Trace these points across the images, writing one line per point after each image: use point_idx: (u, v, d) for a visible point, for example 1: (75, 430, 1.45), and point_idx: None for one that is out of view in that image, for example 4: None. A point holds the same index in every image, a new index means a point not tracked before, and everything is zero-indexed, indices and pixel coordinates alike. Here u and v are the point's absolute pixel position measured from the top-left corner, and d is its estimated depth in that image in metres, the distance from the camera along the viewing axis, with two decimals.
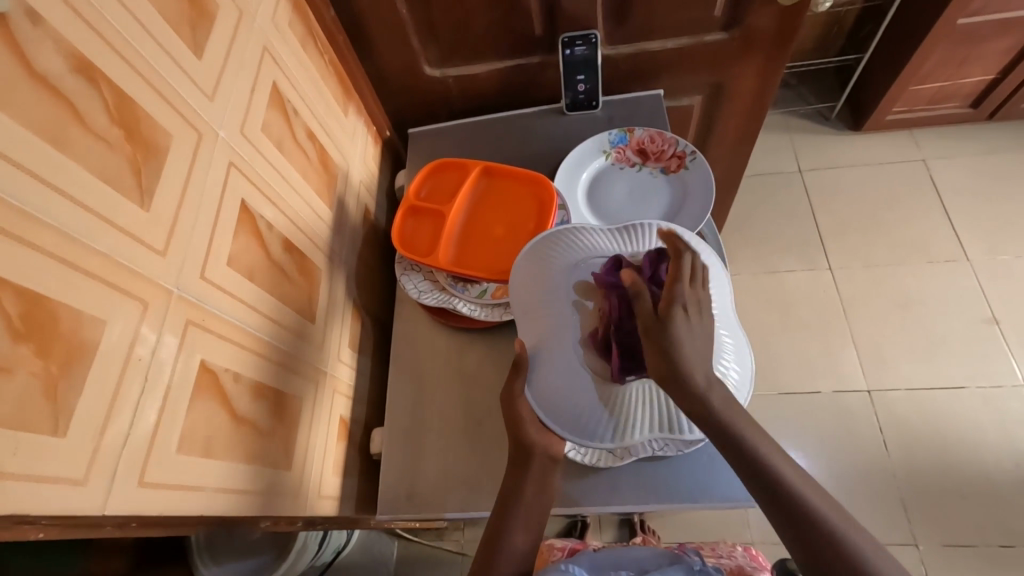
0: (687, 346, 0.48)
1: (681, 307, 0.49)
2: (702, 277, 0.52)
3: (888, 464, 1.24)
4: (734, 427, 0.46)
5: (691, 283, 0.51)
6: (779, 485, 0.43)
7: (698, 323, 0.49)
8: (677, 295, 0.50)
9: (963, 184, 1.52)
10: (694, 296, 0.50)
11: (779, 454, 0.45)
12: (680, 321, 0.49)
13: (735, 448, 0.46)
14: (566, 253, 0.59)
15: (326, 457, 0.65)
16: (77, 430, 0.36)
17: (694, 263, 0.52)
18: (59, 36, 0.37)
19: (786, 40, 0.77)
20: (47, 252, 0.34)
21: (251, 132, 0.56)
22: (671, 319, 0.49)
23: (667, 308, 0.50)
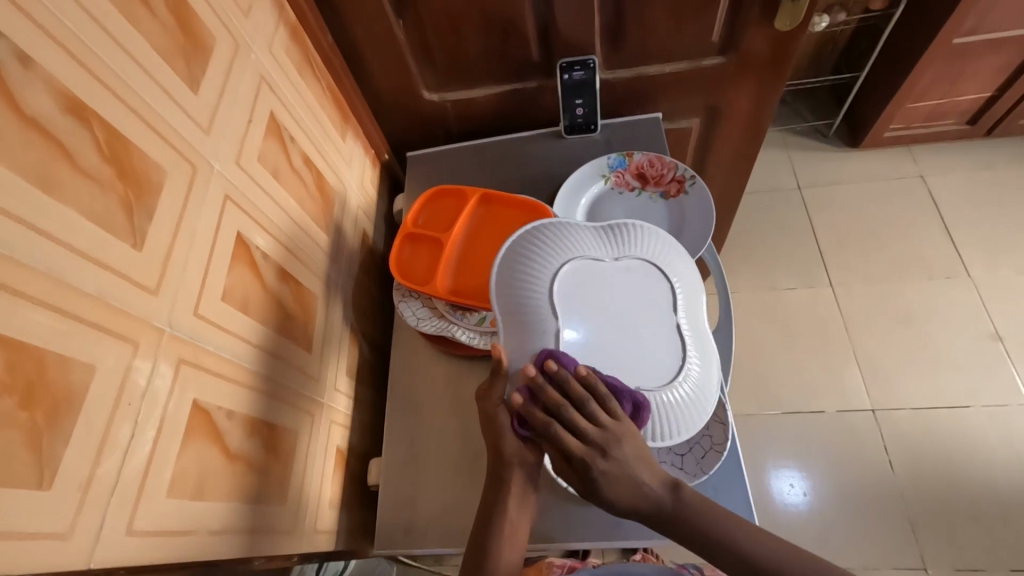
0: (623, 492, 0.52)
1: (595, 470, 0.52)
2: (590, 419, 0.52)
3: (894, 484, 1.22)
4: (681, 507, 0.51)
5: (583, 438, 0.52)
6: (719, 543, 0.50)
7: (615, 469, 0.51)
8: (585, 465, 0.52)
9: (962, 200, 1.52)
10: (596, 447, 0.52)
11: (726, 518, 0.51)
12: (603, 483, 0.52)
13: (684, 525, 0.51)
14: (556, 251, 0.60)
15: (322, 490, 0.64)
16: (62, 481, 0.35)
17: (570, 420, 0.52)
18: (51, 77, 0.36)
19: (782, 63, 0.77)
20: (32, 296, 0.34)
21: (247, 162, 0.56)
22: (594, 486, 0.52)
23: (585, 474, 0.52)
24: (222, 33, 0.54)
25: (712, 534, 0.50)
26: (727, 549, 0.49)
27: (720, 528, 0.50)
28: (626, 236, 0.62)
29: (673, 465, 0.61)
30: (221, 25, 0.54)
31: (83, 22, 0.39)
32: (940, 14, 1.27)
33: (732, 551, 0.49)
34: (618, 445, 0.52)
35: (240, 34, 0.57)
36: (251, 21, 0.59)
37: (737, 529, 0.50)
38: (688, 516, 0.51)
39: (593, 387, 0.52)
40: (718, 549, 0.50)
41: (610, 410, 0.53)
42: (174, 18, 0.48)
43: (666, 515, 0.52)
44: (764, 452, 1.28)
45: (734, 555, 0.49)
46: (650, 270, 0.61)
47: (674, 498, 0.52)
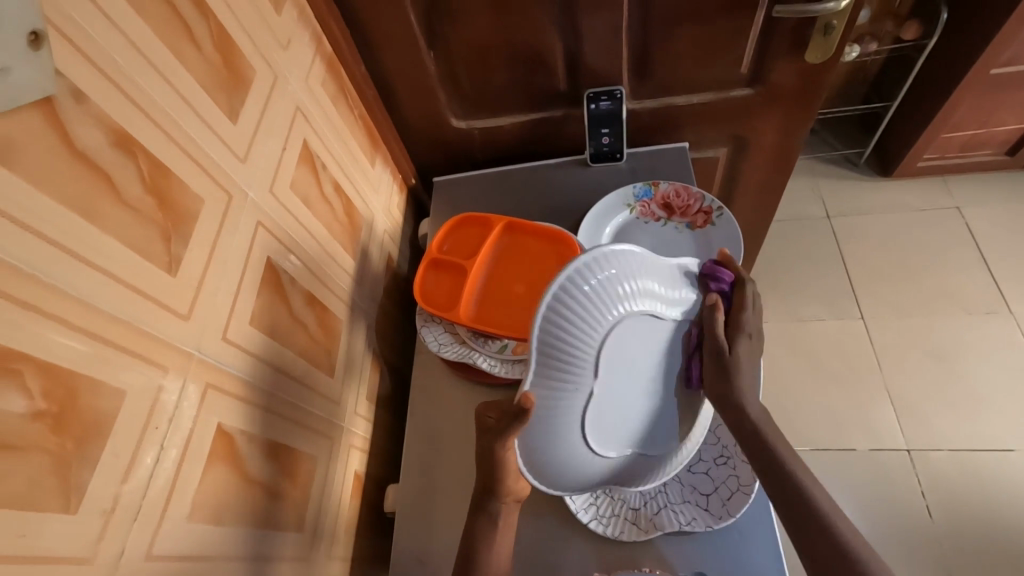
0: (749, 374, 0.54)
1: (746, 335, 0.56)
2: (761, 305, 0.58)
3: (932, 532, 1.15)
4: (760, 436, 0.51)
5: (753, 310, 0.57)
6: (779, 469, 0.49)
7: (755, 348, 0.56)
8: (743, 327, 0.56)
9: (1001, 233, 1.46)
10: (756, 324, 0.57)
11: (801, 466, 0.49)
12: (746, 349, 0.55)
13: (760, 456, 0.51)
14: (619, 298, 0.52)
15: (338, 516, 0.63)
16: (88, 506, 0.35)
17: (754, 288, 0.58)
18: (101, 113, 0.38)
19: (813, 95, 0.76)
20: (69, 323, 0.35)
21: (279, 189, 0.57)
22: (740, 351, 0.54)
23: (734, 338, 0.55)
24: (262, 66, 0.56)
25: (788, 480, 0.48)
26: (802, 500, 0.47)
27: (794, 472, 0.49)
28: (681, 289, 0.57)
29: (697, 505, 0.60)
30: (261, 59, 0.56)
31: (133, 58, 0.41)
32: (976, 43, 1.25)
33: (804, 500, 0.47)
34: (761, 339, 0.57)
35: (279, 67, 0.59)
36: (289, 54, 0.62)
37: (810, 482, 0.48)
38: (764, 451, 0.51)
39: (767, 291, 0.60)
40: (793, 492, 0.48)
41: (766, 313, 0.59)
42: (219, 53, 0.50)
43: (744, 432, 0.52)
44: None
45: (804, 503, 0.47)
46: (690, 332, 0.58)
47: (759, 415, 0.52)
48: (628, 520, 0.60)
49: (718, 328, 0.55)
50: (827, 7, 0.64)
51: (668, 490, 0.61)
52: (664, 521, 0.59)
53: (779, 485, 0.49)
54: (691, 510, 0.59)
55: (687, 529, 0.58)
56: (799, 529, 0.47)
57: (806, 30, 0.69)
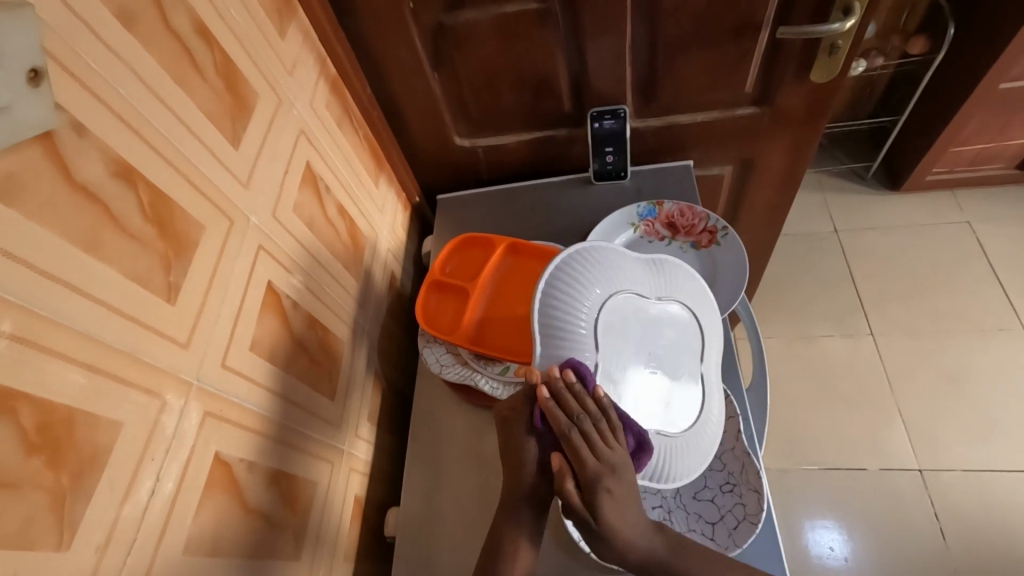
0: (618, 525, 0.49)
1: (602, 487, 0.49)
2: (604, 436, 0.51)
3: (946, 556, 1.13)
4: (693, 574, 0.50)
5: (596, 451, 0.50)
6: None
7: (621, 490, 0.50)
8: (593, 481, 0.49)
9: (1013, 249, 1.44)
10: (606, 465, 0.50)
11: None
12: (608, 503, 0.49)
13: None
14: (606, 283, 0.60)
15: (338, 541, 0.62)
16: (81, 542, 0.35)
17: (588, 422, 0.51)
18: (102, 144, 0.38)
19: (818, 114, 0.76)
20: (69, 357, 0.34)
21: (282, 213, 0.57)
22: (603, 512, 0.49)
23: (587, 499, 0.50)
24: (266, 91, 0.57)
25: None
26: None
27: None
28: (670, 276, 0.63)
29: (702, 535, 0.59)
30: (265, 83, 0.57)
31: (136, 89, 0.41)
32: (983, 59, 1.24)
33: None
34: (617, 474, 0.50)
35: (284, 91, 0.60)
36: (294, 78, 0.62)
37: None
38: None
39: (606, 410, 0.53)
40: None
41: (614, 437, 0.51)
42: (223, 80, 0.51)
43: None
44: (797, 505, 1.22)
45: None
46: (688, 316, 0.62)
47: (663, 553, 0.50)
48: None
49: (574, 497, 0.50)
50: (832, 28, 0.64)
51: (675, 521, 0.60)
52: None
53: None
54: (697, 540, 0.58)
55: None
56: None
57: (812, 50, 0.68)
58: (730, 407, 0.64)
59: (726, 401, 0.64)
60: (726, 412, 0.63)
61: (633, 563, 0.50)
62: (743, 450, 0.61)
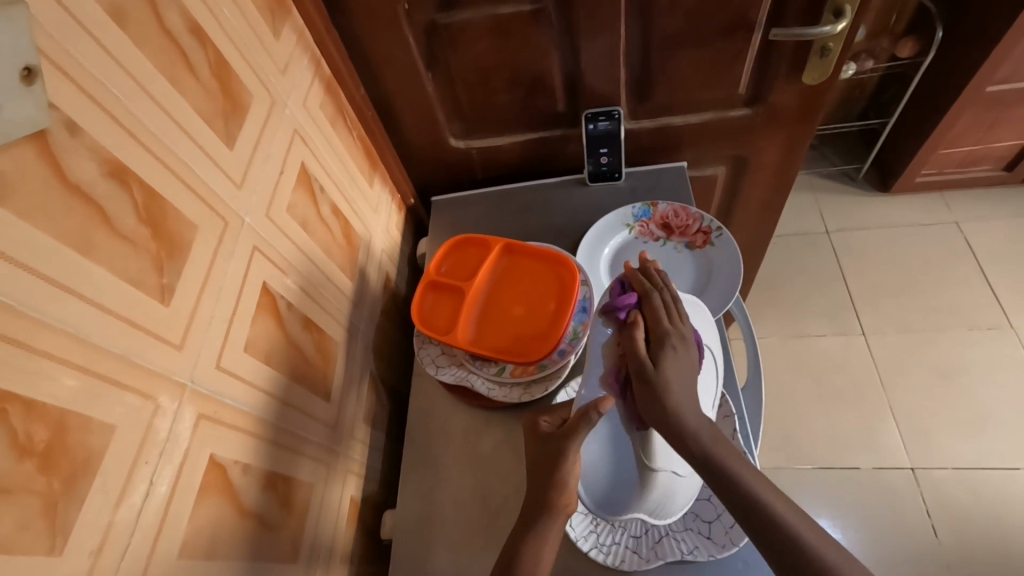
0: (676, 379, 0.51)
1: (668, 343, 0.53)
2: (678, 313, 0.56)
3: (939, 552, 1.13)
4: (735, 480, 0.46)
5: (670, 318, 0.56)
6: (748, 497, 0.45)
7: (683, 357, 0.53)
8: (662, 336, 0.54)
9: (1002, 248, 1.46)
10: (677, 332, 0.55)
11: (785, 506, 0.45)
12: (671, 357, 0.52)
13: (725, 488, 0.46)
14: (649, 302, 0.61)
15: (335, 544, 0.62)
16: (73, 547, 0.34)
17: (670, 296, 0.57)
18: (95, 144, 0.38)
19: (810, 115, 0.77)
20: (62, 360, 0.34)
21: (276, 214, 0.57)
22: (664, 362, 0.52)
23: (656, 348, 0.54)
24: (260, 91, 0.56)
25: (783, 532, 0.44)
26: (797, 550, 0.43)
27: (781, 517, 0.44)
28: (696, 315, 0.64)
29: (699, 533, 0.59)
30: (260, 84, 0.57)
31: (130, 89, 0.41)
32: (971, 61, 1.26)
33: (792, 541, 0.43)
34: (686, 339, 0.54)
35: (277, 92, 0.60)
36: (288, 78, 0.62)
37: (786, 509, 0.45)
38: (729, 482, 0.46)
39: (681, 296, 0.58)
40: (787, 539, 0.43)
41: (689, 317, 0.57)
42: (217, 81, 0.50)
43: (704, 469, 0.47)
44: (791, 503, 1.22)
45: (800, 549, 0.43)
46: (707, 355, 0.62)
47: (709, 440, 0.48)
48: (628, 549, 0.59)
49: (638, 344, 0.54)
50: (822, 30, 0.64)
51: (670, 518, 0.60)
52: (665, 550, 0.58)
53: (768, 531, 0.44)
54: (693, 538, 0.58)
55: (689, 559, 0.57)
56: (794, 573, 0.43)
57: (803, 52, 0.69)
58: (726, 409, 0.64)
59: (721, 400, 0.64)
60: (721, 412, 0.64)
61: (677, 439, 0.49)
62: (738, 449, 0.61)
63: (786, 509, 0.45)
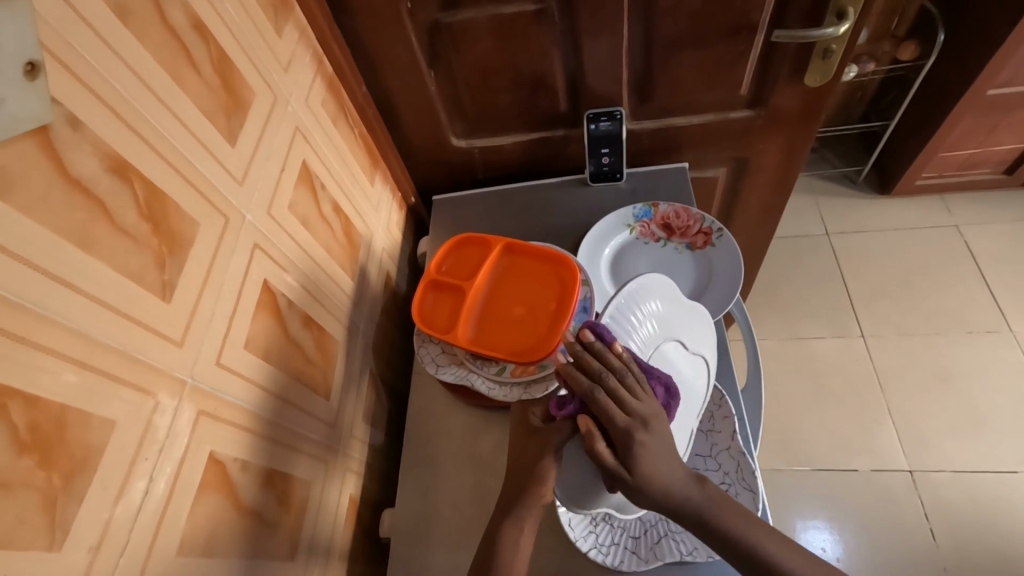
0: (658, 478, 0.48)
1: (634, 440, 0.48)
2: (628, 392, 0.51)
3: (936, 555, 1.13)
4: (728, 531, 0.47)
5: (622, 407, 0.50)
6: (734, 543, 0.47)
7: (654, 444, 0.49)
8: (626, 436, 0.49)
9: (1001, 252, 1.46)
10: (638, 417, 0.50)
11: (778, 546, 0.47)
12: (643, 458, 0.48)
13: (712, 537, 0.47)
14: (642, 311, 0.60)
15: (333, 542, 0.62)
16: (72, 543, 0.34)
17: (612, 381, 0.51)
18: (97, 139, 0.38)
19: (812, 117, 0.77)
20: (63, 355, 0.34)
21: (278, 211, 0.57)
22: (638, 464, 0.48)
23: (622, 453, 0.49)
24: (262, 88, 0.56)
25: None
26: None
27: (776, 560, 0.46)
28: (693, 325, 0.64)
29: None
30: (262, 81, 0.56)
31: (133, 85, 0.41)
32: (972, 65, 1.26)
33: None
34: (649, 423, 0.49)
35: (279, 89, 0.59)
36: (290, 76, 0.62)
37: (772, 545, 0.47)
38: (717, 531, 0.47)
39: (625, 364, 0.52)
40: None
41: (642, 390, 0.51)
42: (219, 77, 0.50)
43: (692, 522, 0.48)
44: (789, 505, 1.22)
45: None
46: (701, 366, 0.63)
47: (695, 500, 0.48)
48: (628, 549, 0.59)
49: (605, 457, 0.49)
50: (825, 32, 0.64)
51: (669, 518, 0.60)
52: (664, 550, 0.58)
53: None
54: (692, 539, 0.58)
55: (688, 559, 0.57)
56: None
57: (805, 54, 0.69)
58: (725, 409, 0.64)
59: (721, 401, 0.64)
60: (721, 412, 0.64)
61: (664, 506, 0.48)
62: (738, 450, 0.61)
63: (770, 544, 0.47)
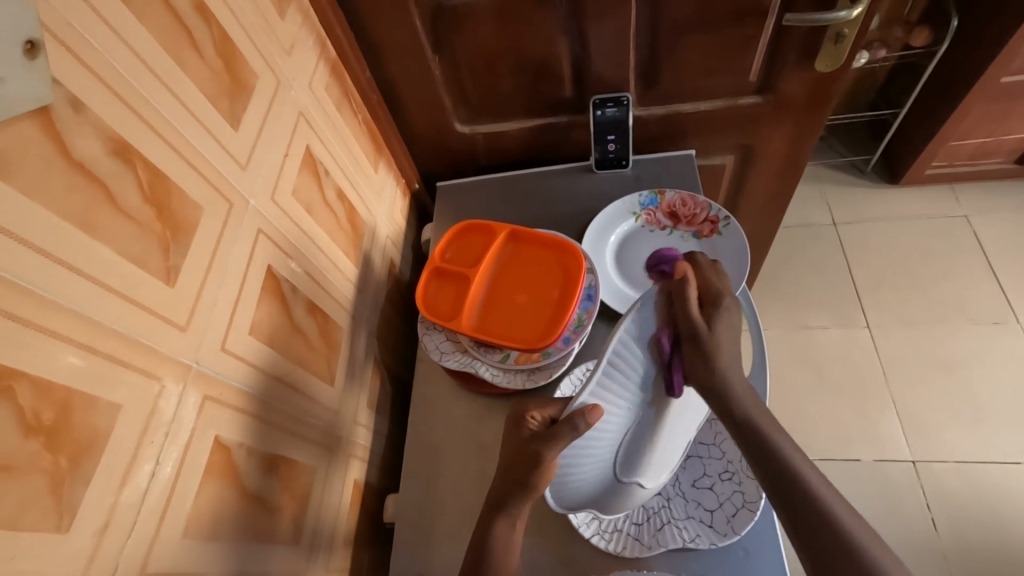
0: (728, 343, 0.52)
1: (722, 304, 0.54)
2: (717, 273, 0.59)
3: (937, 545, 1.14)
4: (772, 447, 0.49)
5: (714, 282, 0.58)
6: (777, 462, 0.48)
7: (732, 316, 0.55)
8: (715, 297, 0.55)
9: (1010, 243, 1.45)
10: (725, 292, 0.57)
11: (816, 476, 0.47)
12: (722, 320, 0.53)
13: (759, 452, 0.49)
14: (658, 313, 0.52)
15: (337, 527, 0.62)
16: (78, 526, 0.34)
17: (708, 265, 0.60)
18: (99, 121, 0.37)
19: (822, 104, 0.75)
20: (70, 339, 0.34)
21: (281, 197, 0.56)
22: (716, 326, 0.53)
23: (708, 310, 0.54)
24: (265, 72, 0.56)
25: (808, 500, 0.46)
26: (813, 513, 0.45)
27: (812, 484, 0.47)
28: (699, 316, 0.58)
29: (701, 522, 0.59)
30: (265, 65, 0.56)
31: (135, 67, 0.40)
32: (985, 52, 1.24)
33: (812, 504, 0.46)
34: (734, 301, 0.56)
35: (282, 73, 0.59)
36: (293, 59, 0.61)
37: (816, 480, 0.47)
38: (761, 445, 0.49)
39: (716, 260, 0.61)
40: (807, 503, 0.46)
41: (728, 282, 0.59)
42: (222, 60, 0.50)
43: (743, 432, 0.51)
44: None
45: (822, 512, 0.45)
46: None
47: (756, 414, 0.51)
48: (631, 536, 0.59)
49: (692, 303, 0.53)
50: (838, 16, 0.63)
51: (672, 506, 0.61)
52: (666, 537, 0.58)
53: (794, 495, 0.47)
54: (695, 526, 0.59)
55: (691, 546, 0.57)
56: (808, 539, 0.45)
57: (816, 39, 0.68)
58: None
59: None
60: None
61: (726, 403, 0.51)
62: None
63: (814, 479, 0.47)
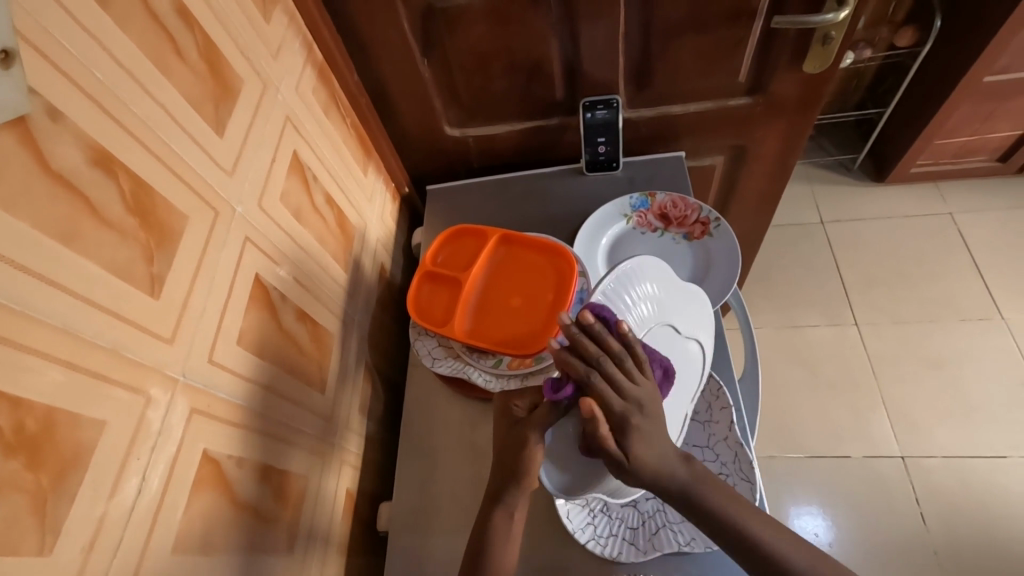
0: (652, 463, 0.48)
1: (630, 425, 0.49)
2: (626, 364, 0.51)
3: (926, 539, 1.15)
4: (716, 512, 0.47)
5: (623, 388, 0.50)
6: (733, 530, 0.46)
7: (648, 426, 0.49)
8: (621, 420, 0.49)
9: (994, 239, 1.47)
10: (633, 403, 0.50)
11: (770, 530, 0.47)
12: (638, 440, 0.49)
13: (708, 522, 0.47)
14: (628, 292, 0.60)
15: (331, 536, 0.61)
16: (64, 544, 0.33)
17: (613, 369, 0.50)
18: (79, 130, 0.36)
19: (811, 104, 0.76)
20: (51, 355, 0.33)
21: (269, 203, 0.56)
22: (633, 448, 0.48)
23: (620, 438, 0.49)
24: (251, 76, 0.55)
25: (770, 558, 0.45)
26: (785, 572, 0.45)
27: (804, 573, 0.45)
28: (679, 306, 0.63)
29: (696, 525, 0.58)
30: (251, 70, 0.55)
31: (115, 73, 0.39)
32: (969, 51, 1.25)
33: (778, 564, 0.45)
34: (646, 402, 0.50)
35: (269, 77, 0.58)
36: (280, 63, 0.60)
37: (772, 534, 0.46)
38: (707, 513, 0.47)
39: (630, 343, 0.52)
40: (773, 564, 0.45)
41: (642, 370, 0.52)
42: (206, 64, 0.49)
43: (687, 503, 0.48)
44: (783, 489, 1.24)
45: None
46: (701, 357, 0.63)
47: (693, 481, 0.48)
48: (626, 540, 0.59)
49: (605, 441, 0.49)
50: (826, 18, 0.63)
51: (667, 510, 0.60)
52: (662, 541, 0.58)
53: None
54: (690, 530, 0.58)
55: (686, 550, 0.57)
56: None
57: (805, 40, 0.68)
58: (722, 399, 0.63)
59: (719, 391, 0.64)
60: (719, 403, 0.64)
61: (663, 491, 0.48)
62: (735, 440, 0.61)
63: (772, 536, 0.46)
